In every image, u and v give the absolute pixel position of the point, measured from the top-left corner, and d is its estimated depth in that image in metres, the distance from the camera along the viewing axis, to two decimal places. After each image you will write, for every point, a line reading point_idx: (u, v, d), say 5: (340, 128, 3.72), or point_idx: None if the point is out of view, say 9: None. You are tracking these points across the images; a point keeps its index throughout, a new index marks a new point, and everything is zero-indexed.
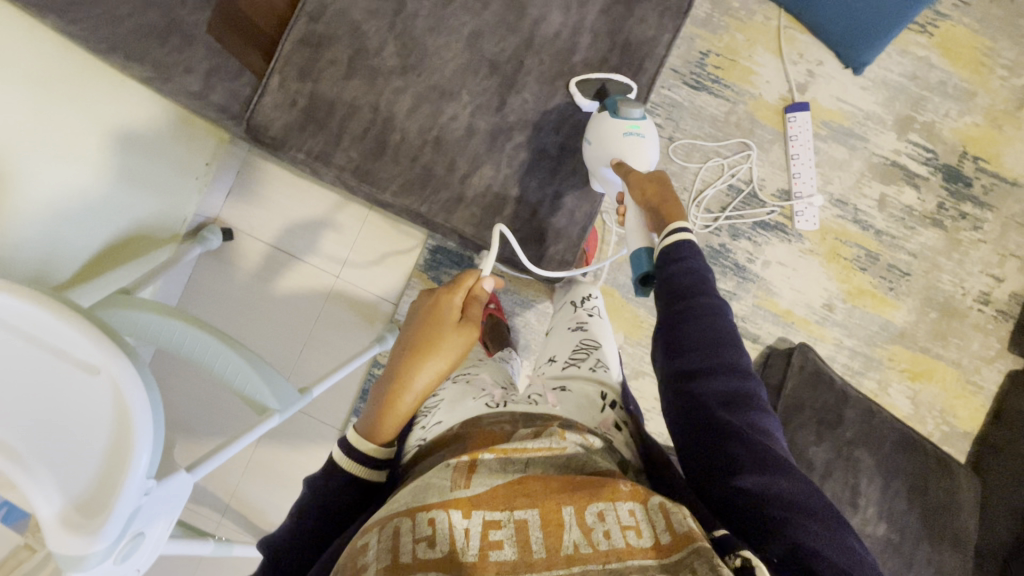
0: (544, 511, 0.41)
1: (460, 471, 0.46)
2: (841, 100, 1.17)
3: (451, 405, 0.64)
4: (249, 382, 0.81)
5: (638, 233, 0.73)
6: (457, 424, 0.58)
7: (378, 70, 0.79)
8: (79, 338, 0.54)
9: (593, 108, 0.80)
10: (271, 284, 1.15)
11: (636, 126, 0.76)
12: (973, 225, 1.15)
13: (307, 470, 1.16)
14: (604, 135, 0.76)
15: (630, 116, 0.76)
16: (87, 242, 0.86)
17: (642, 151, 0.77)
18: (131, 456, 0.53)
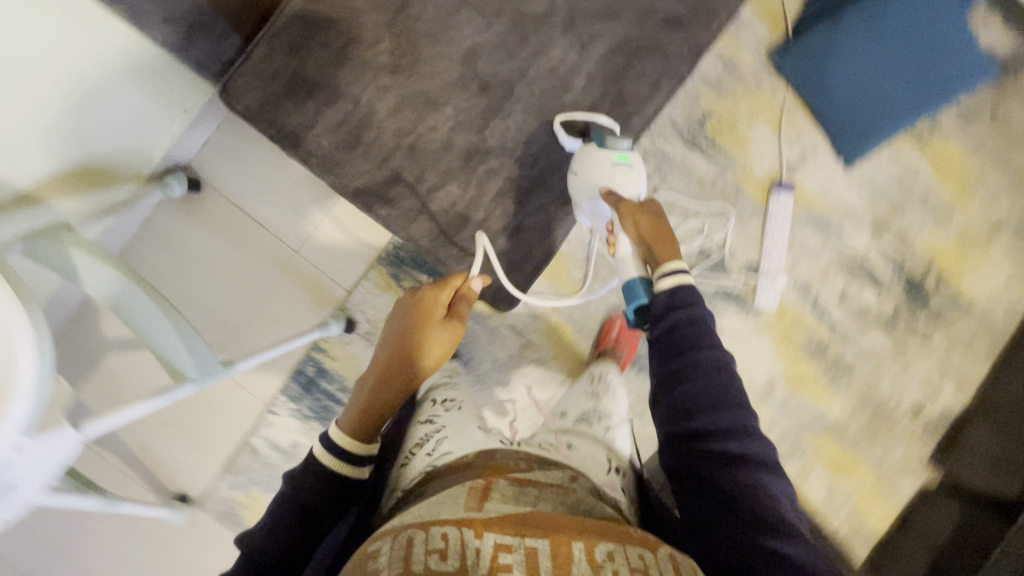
0: (556, 543, 0.43)
1: (473, 498, 0.50)
2: (826, 190, 1.18)
3: (456, 435, 0.68)
4: (172, 347, 0.82)
5: (631, 261, 0.77)
6: (468, 453, 0.63)
7: (368, 63, 0.77)
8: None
9: (575, 147, 0.80)
10: (225, 245, 1.12)
11: (622, 158, 0.77)
12: (923, 337, 1.18)
13: (225, 437, 1.14)
14: (592, 162, 0.77)
15: (618, 148, 0.78)
16: (35, 168, 0.82)
17: (631, 181, 0.79)
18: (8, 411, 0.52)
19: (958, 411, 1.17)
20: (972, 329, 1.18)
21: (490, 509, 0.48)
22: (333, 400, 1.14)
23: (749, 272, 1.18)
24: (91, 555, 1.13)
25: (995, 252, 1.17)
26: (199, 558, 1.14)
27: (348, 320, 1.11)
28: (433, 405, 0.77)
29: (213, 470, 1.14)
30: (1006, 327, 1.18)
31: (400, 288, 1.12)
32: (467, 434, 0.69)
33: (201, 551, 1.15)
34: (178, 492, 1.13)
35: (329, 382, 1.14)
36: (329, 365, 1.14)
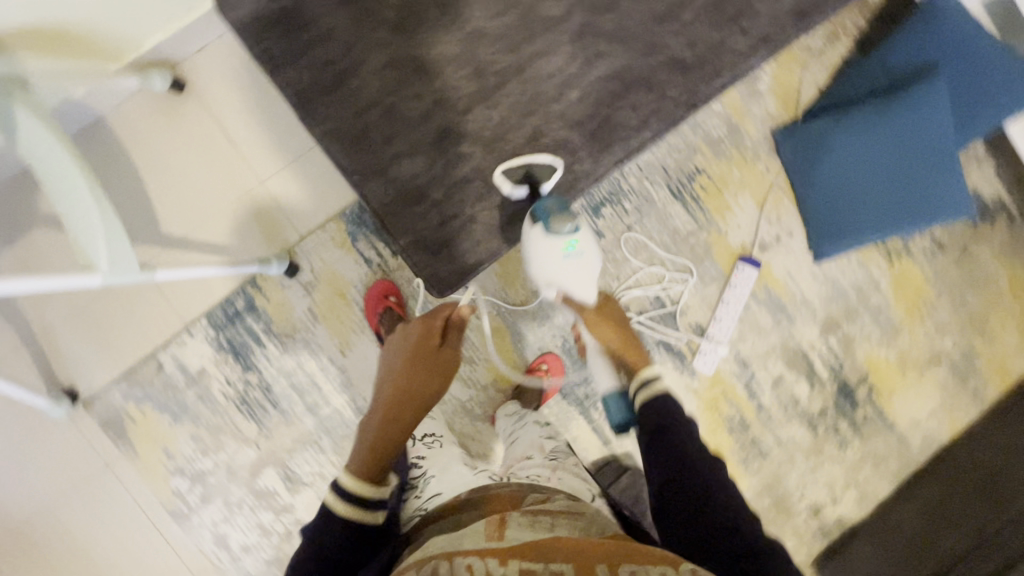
0: (575, 564, 0.49)
1: (495, 530, 0.59)
2: (789, 276, 1.20)
3: (443, 472, 0.82)
4: (87, 232, 0.78)
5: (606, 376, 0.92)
6: (465, 491, 0.76)
7: (372, 14, 0.77)
8: None
9: (522, 192, 0.77)
10: (192, 155, 1.10)
11: (573, 246, 0.74)
12: (840, 442, 1.20)
13: (132, 345, 1.10)
14: (542, 257, 0.74)
15: (563, 231, 0.74)
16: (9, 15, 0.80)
17: (590, 258, 0.75)
18: None
19: (853, 522, 1.19)
20: (886, 448, 1.20)
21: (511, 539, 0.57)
22: (254, 339, 1.11)
23: (696, 333, 1.18)
24: None
25: (927, 382, 1.21)
26: (66, 458, 1.09)
27: (291, 264, 1.09)
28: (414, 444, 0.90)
29: (110, 374, 1.10)
30: (919, 456, 1.21)
31: (354, 248, 1.12)
32: (456, 471, 0.82)
33: (70, 451, 1.09)
34: (65, 385, 1.08)
35: (255, 320, 1.11)
36: (260, 303, 1.11)
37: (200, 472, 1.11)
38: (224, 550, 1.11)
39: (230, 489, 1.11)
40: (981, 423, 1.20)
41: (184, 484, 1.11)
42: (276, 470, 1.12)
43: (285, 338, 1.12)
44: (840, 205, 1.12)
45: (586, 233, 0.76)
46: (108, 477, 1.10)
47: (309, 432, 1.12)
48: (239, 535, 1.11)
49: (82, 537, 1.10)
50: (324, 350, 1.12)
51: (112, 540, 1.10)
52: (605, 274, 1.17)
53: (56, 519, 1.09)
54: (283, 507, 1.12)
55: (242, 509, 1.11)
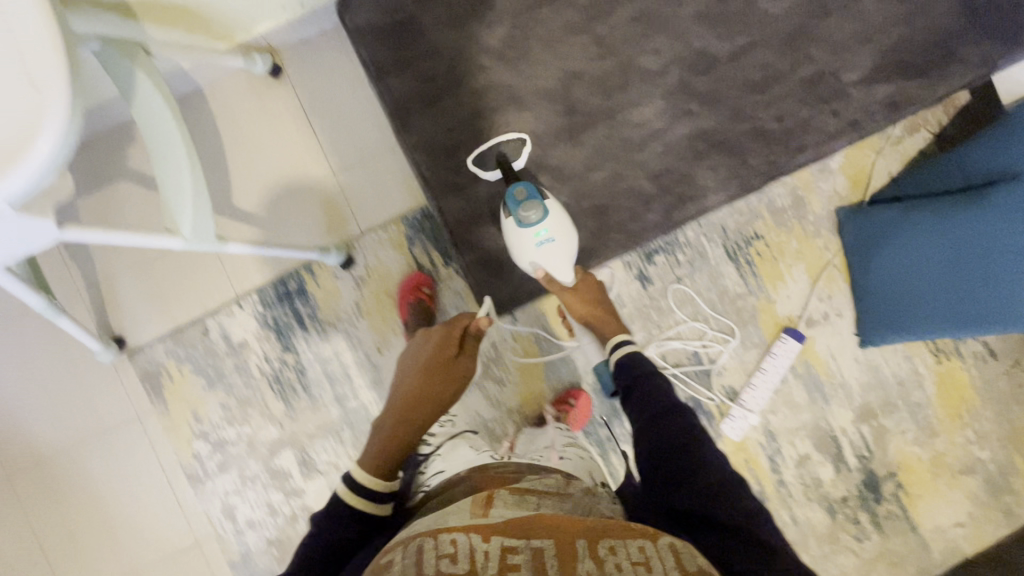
0: (559, 543, 0.52)
1: (481, 504, 0.61)
2: (832, 356, 1.19)
3: (451, 454, 0.85)
4: (179, 197, 0.82)
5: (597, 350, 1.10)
6: (466, 469, 0.78)
7: (478, 39, 0.80)
8: (34, 40, 0.52)
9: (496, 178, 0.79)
10: (275, 137, 1.15)
11: (545, 236, 0.75)
12: (856, 533, 1.18)
13: (186, 306, 1.14)
14: (517, 250, 0.77)
15: (534, 222, 0.74)
16: None
17: (563, 240, 0.76)
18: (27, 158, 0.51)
19: None
20: (904, 548, 1.17)
21: (494, 514, 0.59)
22: (299, 322, 1.14)
23: (728, 396, 1.18)
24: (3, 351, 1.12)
25: (958, 490, 1.17)
26: (99, 403, 1.13)
27: (348, 256, 1.13)
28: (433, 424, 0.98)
29: (158, 329, 1.14)
30: (937, 563, 1.17)
31: (409, 251, 1.15)
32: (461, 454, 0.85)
33: (104, 398, 1.13)
34: (116, 333, 1.13)
35: (303, 304, 1.14)
36: (311, 289, 1.14)
37: (223, 440, 1.14)
38: (230, 521, 1.13)
39: (247, 463, 1.14)
40: (1013, 544, 1.15)
41: (205, 449, 1.14)
42: (294, 452, 1.14)
43: (328, 326, 1.15)
44: (894, 294, 1.11)
45: (557, 214, 0.77)
46: (135, 430, 1.14)
47: (332, 421, 1.14)
48: (247, 509, 1.14)
49: (99, 481, 1.13)
50: (362, 344, 1.15)
51: (126, 491, 1.13)
52: (647, 319, 1.18)
53: (78, 459, 1.13)
54: (294, 490, 1.14)
55: (256, 484, 1.14)
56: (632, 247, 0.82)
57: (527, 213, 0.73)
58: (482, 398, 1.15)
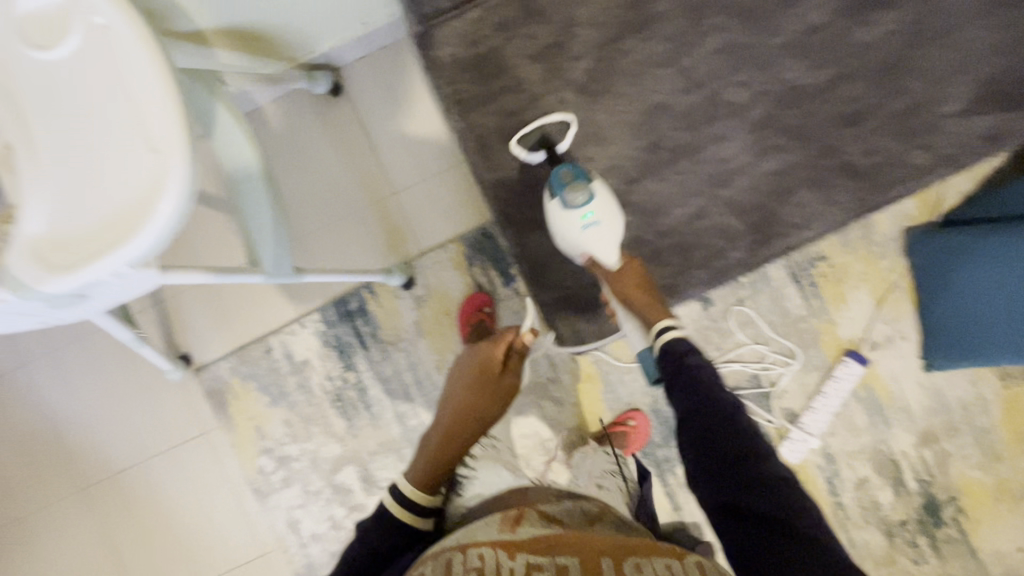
0: (584, 561, 0.54)
1: (509, 523, 0.63)
2: (895, 379, 1.17)
3: (488, 476, 0.79)
4: (261, 231, 0.81)
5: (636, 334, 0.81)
6: (502, 491, 0.78)
7: (561, 72, 0.79)
8: (157, 105, 0.52)
9: (541, 160, 0.80)
10: (336, 155, 1.14)
11: (591, 218, 0.76)
12: (913, 556, 1.17)
13: (249, 325, 1.16)
14: (562, 234, 0.78)
15: (579, 203, 0.75)
16: (220, 15, 0.83)
17: (609, 224, 0.77)
18: (153, 221, 0.52)
19: None
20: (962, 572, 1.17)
21: (521, 532, 0.61)
22: (359, 340, 1.15)
23: (787, 419, 1.17)
24: (78, 368, 1.16)
25: (1020, 515, 1.16)
26: (169, 418, 1.16)
27: (409, 277, 1.13)
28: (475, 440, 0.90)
29: (222, 348, 1.16)
30: None
31: (468, 271, 1.15)
32: (495, 475, 0.80)
33: (174, 414, 1.16)
34: (182, 351, 1.15)
35: (363, 323, 1.15)
36: (371, 308, 1.15)
37: (286, 456, 1.16)
38: (294, 534, 1.16)
39: (310, 478, 1.16)
40: None
41: (269, 464, 1.16)
42: (356, 468, 1.16)
43: (388, 345, 1.15)
44: (966, 318, 1.08)
45: (603, 195, 0.77)
46: (202, 444, 1.17)
47: (392, 439, 1.16)
48: (311, 522, 1.16)
49: (169, 495, 1.17)
50: (422, 364, 1.16)
51: (195, 504, 1.17)
52: (707, 340, 1.17)
53: (150, 472, 1.17)
54: (355, 504, 1.16)
55: (319, 498, 1.16)
56: (715, 285, 0.82)
57: (574, 194, 0.74)
58: (540, 418, 1.16)
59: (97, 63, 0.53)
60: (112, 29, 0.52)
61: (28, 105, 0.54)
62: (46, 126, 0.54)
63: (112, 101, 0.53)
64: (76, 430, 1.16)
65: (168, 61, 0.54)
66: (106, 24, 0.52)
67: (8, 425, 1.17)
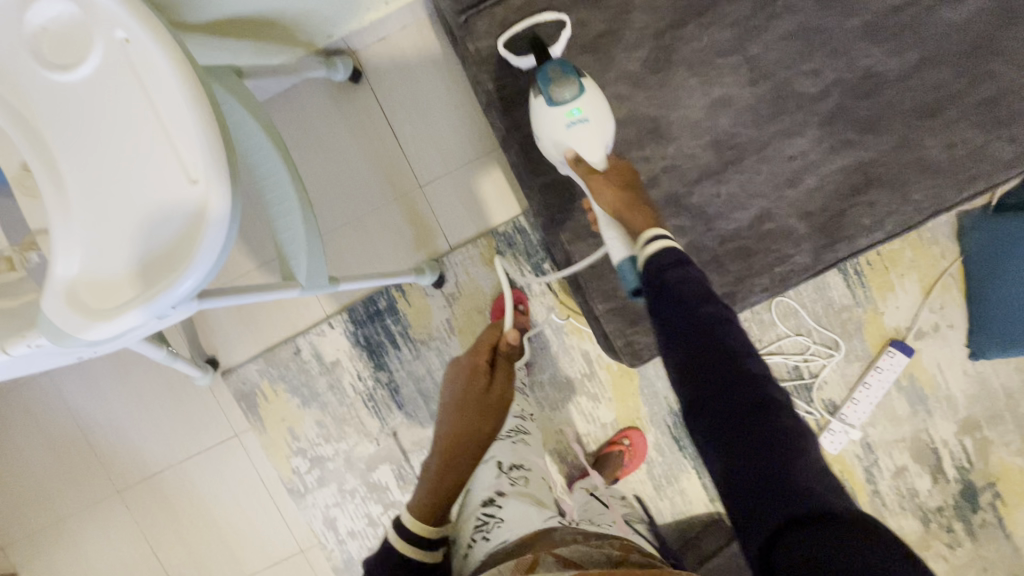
0: None
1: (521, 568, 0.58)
2: (939, 368, 1.15)
3: (513, 519, 0.72)
4: (294, 244, 0.76)
5: (618, 243, 0.71)
6: (530, 534, 0.69)
7: (617, 64, 0.75)
8: (191, 128, 0.47)
9: (530, 65, 0.74)
10: (358, 146, 1.08)
11: (577, 114, 0.69)
12: (949, 542, 1.16)
13: (278, 326, 1.13)
14: (548, 135, 0.71)
15: (565, 100, 0.69)
16: (238, 4, 0.74)
17: (598, 122, 0.70)
18: (194, 256, 0.47)
19: None
20: (997, 555, 1.15)
21: None
22: (390, 340, 1.12)
23: (826, 410, 1.15)
24: (107, 372, 1.15)
25: None
26: (201, 421, 1.15)
27: (439, 275, 1.08)
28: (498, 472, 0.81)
29: (251, 349, 1.14)
30: None
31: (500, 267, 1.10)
32: (522, 512, 0.73)
33: (206, 415, 1.15)
34: (209, 355, 1.13)
35: (394, 322, 1.12)
36: (401, 307, 1.12)
37: (320, 456, 1.15)
38: (330, 531, 1.15)
39: (345, 477, 1.15)
40: None
41: (303, 465, 1.15)
42: (391, 466, 1.14)
43: (420, 345, 1.12)
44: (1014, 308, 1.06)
45: (594, 93, 0.70)
46: (235, 446, 1.16)
47: (426, 438, 1.14)
48: (347, 520, 1.15)
49: (206, 495, 1.16)
50: None
51: (231, 503, 1.17)
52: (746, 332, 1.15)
53: (185, 472, 1.16)
54: (390, 502, 1.14)
55: (353, 497, 1.15)
56: (777, 290, 0.79)
57: (558, 87, 0.69)
58: (576, 415, 1.12)
59: (125, 85, 0.48)
60: (136, 44, 0.47)
61: (51, 135, 0.50)
62: (75, 158, 0.50)
63: (142, 125, 0.49)
64: (107, 434, 1.15)
65: (201, 79, 0.48)
66: (129, 38, 0.47)
67: (37, 428, 1.15)
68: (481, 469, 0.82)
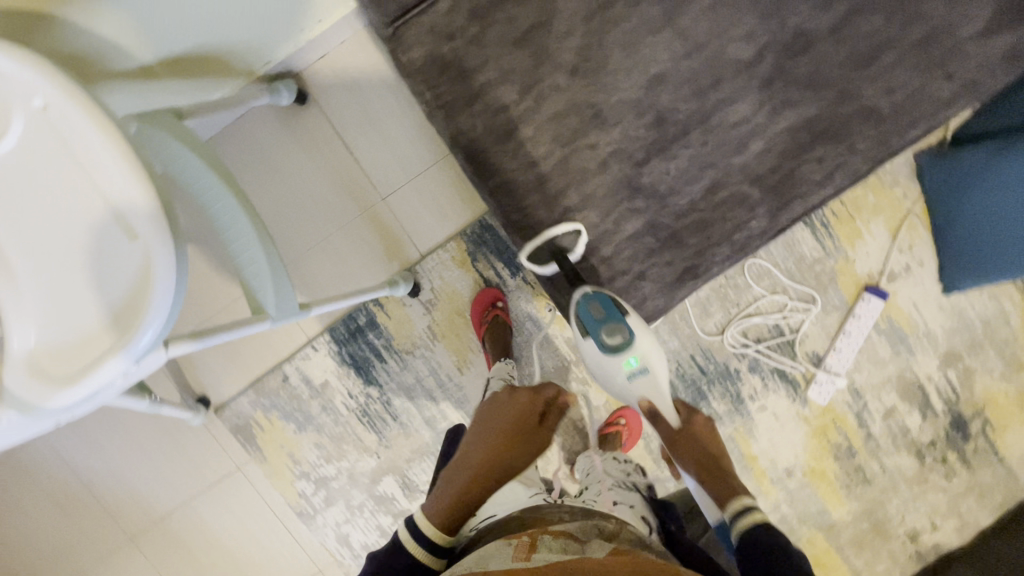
0: None
1: (523, 547, 0.58)
2: (915, 307, 1.17)
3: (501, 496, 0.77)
4: (257, 277, 0.75)
5: (710, 507, 0.79)
6: (517, 510, 0.73)
7: (550, 55, 0.75)
8: (123, 186, 0.47)
9: (553, 271, 0.79)
10: (314, 168, 1.08)
11: (636, 364, 0.79)
12: (946, 473, 1.18)
13: (263, 356, 1.14)
14: (604, 372, 0.81)
15: (614, 341, 0.77)
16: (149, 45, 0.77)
17: (654, 364, 0.80)
18: (148, 310, 0.47)
19: (949, 548, 1.19)
20: (992, 479, 1.18)
21: (535, 558, 0.55)
22: (375, 354, 1.13)
23: (810, 362, 1.17)
24: (103, 425, 1.15)
25: None
26: (203, 458, 1.16)
27: (414, 283, 1.09)
28: None
29: (240, 382, 1.15)
30: None
31: (473, 268, 1.11)
32: None
33: (206, 451, 1.16)
34: (199, 395, 1.13)
35: (376, 336, 1.13)
36: (381, 321, 1.12)
37: (324, 477, 1.16)
38: (345, 548, 1.17)
39: (351, 493, 1.16)
40: None
41: (309, 487, 1.16)
42: (394, 478, 1.15)
43: (406, 355, 1.13)
44: (973, 241, 1.07)
45: (639, 328, 0.78)
46: (239, 478, 1.17)
47: (425, 445, 1.15)
48: (360, 535, 1.16)
49: (218, 530, 1.18)
50: (441, 367, 1.14)
51: (243, 533, 1.18)
52: (724, 299, 1.16)
53: (193, 511, 1.17)
54: (399, 512, 1.16)
55: (363, 512, 1.16)
56: (738, 257, 0.80)
57: (608, 335, 0.76)
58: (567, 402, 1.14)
59: (54, 150, 0.49)
60: (53, 109, 0.47)
61: None
62: (20, 232, 0.51)
63: (77, 189, 0.49)
64: (110, 484, 1.16)
65: (125, 133, 0.48)
66: (47, 105, 0.47)
67: (39, 488, 1.16)
68: None
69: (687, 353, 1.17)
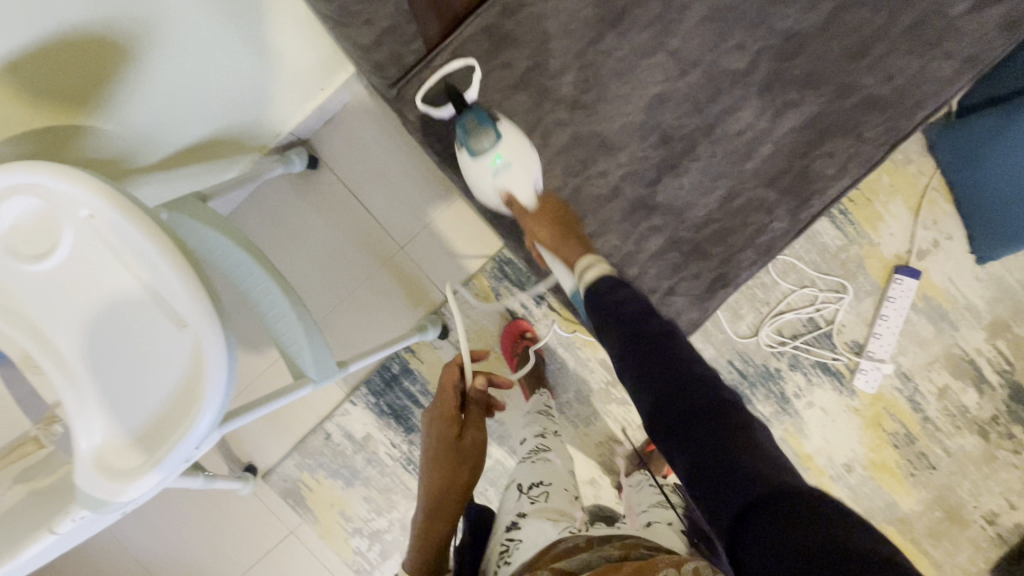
0: None
1: None
2: (950, 281, 1.14)
3: (530, 541, 0.72)
4: (294, 341, 0.76)
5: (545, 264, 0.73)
6: (537, 550, 0.69)
7: (549, 92, 0.77)
8: (169, 279, 0.49)
9: (447, 112, 0.77)
10: (334, 227, 1.11)
11: (499, 160, 0.71)
12: (1014, 447, 1.13)
13: (305, 416, 1.16)
14: (475, 180, 0.74)
15: (485, 148, 0.72)
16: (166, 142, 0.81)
17: (518, 161, 0.72)
18: (205, 392, 0.49)
19: None
20: None
21: None
22: (413, 401, 1.14)
23: (851, 351, 1.15)
24: (158, 504, 1.17)
25: None
26: (257, 526, 1.17)
27: (442, 326, 1.10)
28: (519, 495, 0.82)
29: (285, 446, 1.16)
30: None
31: (497, 301, 1.12)
32: (537, 530, 0.73)
33: (260, 519, 1.17)
34: (246, 463, 1.15)
35: (411, 381, 1.13)
36: (414, 365, 1.13)
37: (377, 530, 1.15)
38: None
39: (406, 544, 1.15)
40: None
41: (364, 543, 1.16)
42: None
43: None
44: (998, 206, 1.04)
45: (510, 137, 0.73)
46: (295, 542, 1.17)
47: None
48: None
49: None
50: None
51: None
52: (753, 299, 1.15)
53: None
54: None
55: None
56: (764, 260, 0.79)
57: (477, 142, 0.72)
58: (610, 424, 1.12)
59: (105, 256, 0.51)
60: (99, 218, 0.50)
61: (55, 322, 0.53)
62: (82, 336, 0.53)
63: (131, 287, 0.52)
64: (170, 562, 1.17)
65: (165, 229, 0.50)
66: (92, 214, 0.50)
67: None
68: (504, 498, 0.84)
69: (725, 359, 1.15)
